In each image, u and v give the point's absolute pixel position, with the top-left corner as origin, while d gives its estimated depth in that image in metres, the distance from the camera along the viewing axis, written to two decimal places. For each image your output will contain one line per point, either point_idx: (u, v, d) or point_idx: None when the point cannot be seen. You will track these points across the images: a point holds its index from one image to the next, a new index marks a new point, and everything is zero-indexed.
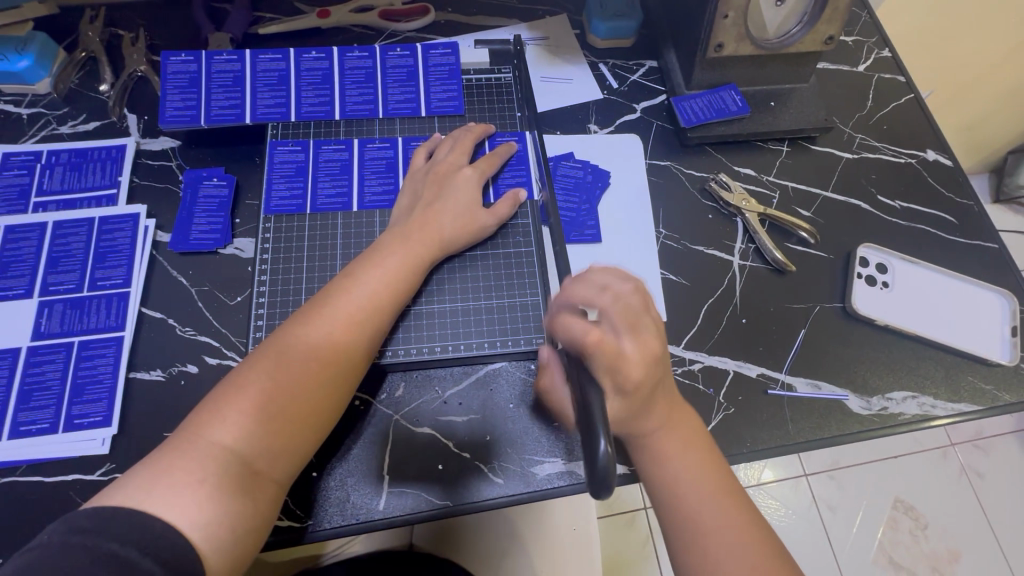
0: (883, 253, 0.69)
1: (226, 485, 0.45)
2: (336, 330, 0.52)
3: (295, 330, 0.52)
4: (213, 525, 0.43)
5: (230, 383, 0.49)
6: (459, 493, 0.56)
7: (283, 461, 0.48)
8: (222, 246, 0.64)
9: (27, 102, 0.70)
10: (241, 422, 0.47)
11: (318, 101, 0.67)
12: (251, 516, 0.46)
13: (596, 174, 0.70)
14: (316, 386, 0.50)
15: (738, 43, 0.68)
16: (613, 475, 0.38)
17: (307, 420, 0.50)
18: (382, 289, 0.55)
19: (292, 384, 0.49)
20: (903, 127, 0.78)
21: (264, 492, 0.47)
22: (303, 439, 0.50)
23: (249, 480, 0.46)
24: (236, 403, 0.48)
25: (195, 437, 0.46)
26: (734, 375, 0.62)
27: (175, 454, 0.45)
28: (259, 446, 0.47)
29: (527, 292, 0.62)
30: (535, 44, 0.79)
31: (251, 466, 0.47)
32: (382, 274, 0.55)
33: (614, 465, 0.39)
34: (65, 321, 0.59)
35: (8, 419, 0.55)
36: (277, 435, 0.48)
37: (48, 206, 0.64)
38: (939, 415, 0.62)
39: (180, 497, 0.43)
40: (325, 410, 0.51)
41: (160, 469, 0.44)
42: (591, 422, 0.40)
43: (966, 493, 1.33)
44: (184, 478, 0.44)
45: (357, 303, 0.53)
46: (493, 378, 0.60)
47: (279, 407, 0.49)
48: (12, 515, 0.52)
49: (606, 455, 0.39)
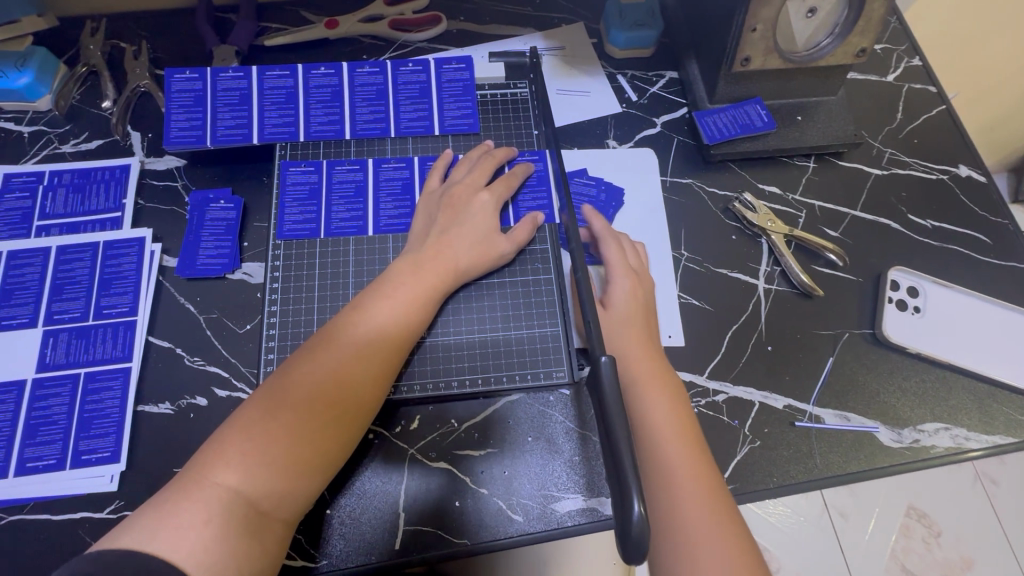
0: (915, 276, 0.66)
1: (231, 527, 0.43)
2: (345, 365, 0.50)
3: (302, 366, 0.50)
4: (219, 569, 0.41)
5: (235, 422, 0.47)
6: (476, 531, 0.54)
7: (290, 500, 0.46)
8: (230, 271, 0.62)
9: (28, 119, 0.68)
10: (246, 463, 0.45)
11: (328, 119, 0.65)
12: (257, 557, 0.44)
13: (611, 192, 0.68)
14: (323, 425, 0.48)
15: (766, 56, 0.65)
16: (645, 542, 0.37)
17: (314, 459, 0.48)
18: (391, 322, 0.53)
19: (299, 423, 0.47)
20: (934, 141, 0.75)
21: (271, 532, 0.45)
22: (311, 480, 0.48)
23: (255, 522, 0.44)
24: (241, 443, 0.46)
25: (199, 478, 0.44)
26: (760, 406, 0.60)
27: (178, 496, 0.43)
28: (264, 487, 0.45)
29: (546, 322, 0.60)
30: (550, 55, 0.76)
31: (256, 507, 0.45)
32: (392, 306, 0.53)
33: (648, 530, 0.38)
34: (70, 352, 0.57)
35: (14, 455, 0.53)
36: (284, 476, 0.46)
37: (51, 230, 0.63)
38: (972, 447, 0.60)
39: (185, 537, 0.41)
40: (334, 449, 0.49)
41: (163, 511, 0.42)
42: (624, 480, 0.39)
43: (981, 501, 1.31)
44: (188, 522, 0.42)
45: (365, 336, 0.51)
46: (511, 411, 0.58)
47: (285, 450, 0.47)
48: (20, 555, 0.51)
49: (639, 518, 0.38)
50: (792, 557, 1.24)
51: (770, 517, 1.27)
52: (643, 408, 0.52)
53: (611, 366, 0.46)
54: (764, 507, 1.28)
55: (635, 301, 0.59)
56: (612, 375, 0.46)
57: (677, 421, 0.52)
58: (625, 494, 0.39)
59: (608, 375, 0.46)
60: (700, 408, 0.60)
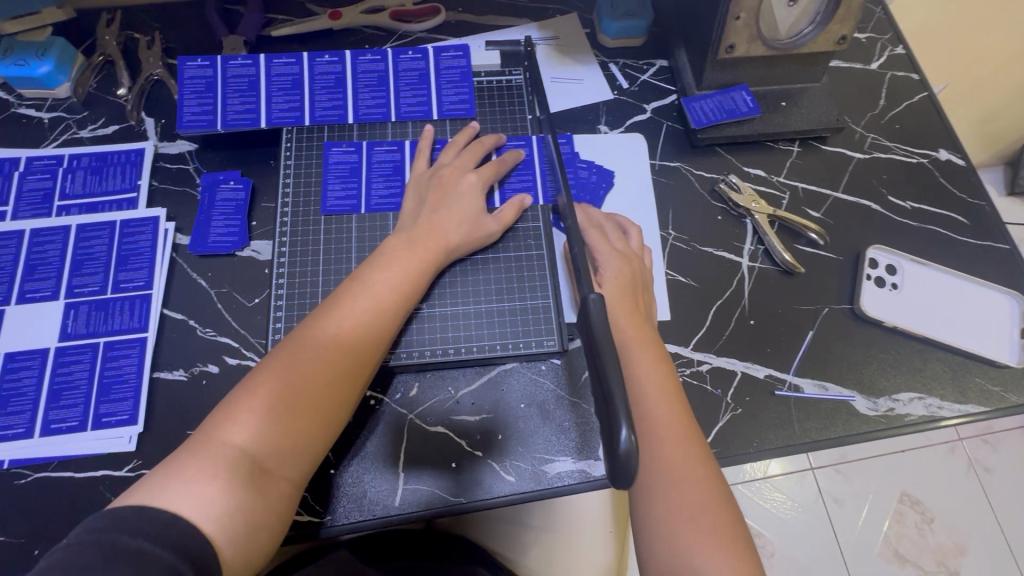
0: (893, 254, 0.69)
1: (237, 482, 0.44)
2: (343, 331, 0.52)
3: (304, 333, 0.51)
4: (226, 519, 0.43)
5: (244, 386, 0.49)
6: (471, 490, 0.57)
7: (293, 459, 0.48)
8: (239, 248, 0.65)
9: (48, 106, 0.72)
10: (253, 422, 0.47)
11: (331, 104, 0.68)
12: (264, 513, 0.45)
13: (602, 174, 0.71)
14: (324, 386, 0.49)
15: (750, 43, 0.68)
16: (634, 468, 0.35)
17: (315, 418, 0.49)
18: (389, 291, 0.55)
19: (301, 385, 0.49)
20: (915, 127, 0.78)
21: (276, 491, 0.47)
22: (314, 439, 0.49)
23: (260, 479, 0.46)
24: (248, 404, 0.47)
25: (206, 437, 0.46)
26: (742, 375, 0.63)
27: (188, 453, 0.45)
28: (269, 445, 0.47)
29: (538, 294, 0.63)
30: (544, 44, 0.79)
31: (261, 464, 0.46)
32: (387, 278, 0.55)
33: (637, 457, 0.35)
34: (90, 323, 0.61)
35: (39, 417, 0.57)
36: (288, 434, 0.47)
37: (71, 209, 0.66)
38: (946, 416, 0.63)
39: (193, 493, 0.43)
40: (334, 411, 0.50)
41: (173, 468, 0.44)
42: (612, 408, 0.36)
43: (973, 487, 1.34)
44: (196, 478, 0.44)
45: (365, 303, 0.53)
46: (505, 378, 0.61)
47: (287, 412, 0.48)
48: (46, 508, 0.55)
49: (627, 445, 0.35)
50: (784, 541, 1.27)
51: (765, 503, 1.30)
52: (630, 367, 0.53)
53: (602, 302, 0.42)
54: (760, 494, 1.30)
55: (622, 279, 0.59)
56: (602, 313, 0.42)
57: (661, 379, 0.53)
58: (614, 422, 0.36)
59: (598, 313, 0.42)
60: (685, 378, 0.63)
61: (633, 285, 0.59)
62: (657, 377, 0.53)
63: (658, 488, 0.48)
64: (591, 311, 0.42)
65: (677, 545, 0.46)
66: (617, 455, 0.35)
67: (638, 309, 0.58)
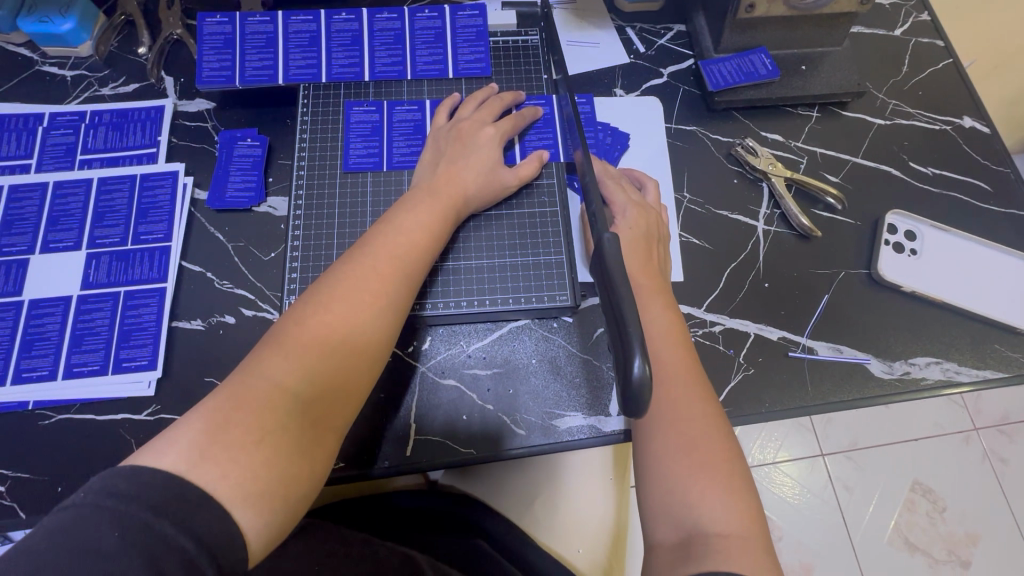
0: (913, 220, 0.68)
1: (283, 448, 0.42)
2: (382, 267, 0.51)
3: (340, 272, 0.50)
4: (270, 494, 0.40)
5: (280, 331, 0.47)
6: (480, 441, 0.58)
7: (339, 408, 0.46)
8: (256, 204, 0.66)
9: (71, 64, 0.73)
10: (300, 364, 0.45)
11: (349, 62, 0.68)
12: (306, 479, 0.43)
13: (617, 136, 0.70)
14: (365, 321, 0.48)
15: (770, 3, 0.66)
16: (649, 395, 0.35)
17: (358, 355, 0.48)
18: (421, 231, 0.54)
19: (342, 318, 0.47)
20: (939, 94, 0.76)
21: (320, 454, 0.44)
22: (359, 377, 0.48)
23: (306, 437, 0.43)
24: (290, 344, 0.45)
25: (248, 389, 0.43)
26: (755, 337, 0.63)
27: (231, 410, 0.41)
28: (317, 391, 0.45)
29: (551, 250, 0.62)
30: (561, 8, 0.78)
31: (308, 413, 0.44)
32: (418, 220, 0.55)
33: (650, 385, 0.35)
34: (111, 273, 0.62)
35: (63, 361, 0.59)
36: (334, 374, 0.46)
37: (92, 163, 0.67)
38: (962, 380, 0.62)
39: (235, 462, 0.39)
40: (379, 346, 0.49)
41: (215, 428, 0.40)
42: (626, 337, 0.36)
43: (988, 477, 1.31)
44: (238, 441, 0.40)
45: (398, 242, 0.53)
46: (516, 334, 0.62)
47: (331, 347, 0.46)
48: (68, 448, 0.56)
49: (640, 374, 0.35)
50: (793, 526, 1.26)
51: (774, 489, 1.29)
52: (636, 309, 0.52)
53: (616, 240, 0.42)
54: (768, 479, 1.30)
55: (638, 231, 0.58)
56: (617, 249, 0.42)
57: (668, 324, 0.52)
58: (628, 350, 0.36)
59: (612, 251, 0.42)
60: (697, 338, 0.63)
61: (648, 236, 0.58)
62: (666, 322, 0.52)
63: (654, 424, 0.47)
64: (606, 248, 0.42)
65: (675, 483, 0.44)
66: (630, 384, 0.36)
67: (652, 259, 0.57)
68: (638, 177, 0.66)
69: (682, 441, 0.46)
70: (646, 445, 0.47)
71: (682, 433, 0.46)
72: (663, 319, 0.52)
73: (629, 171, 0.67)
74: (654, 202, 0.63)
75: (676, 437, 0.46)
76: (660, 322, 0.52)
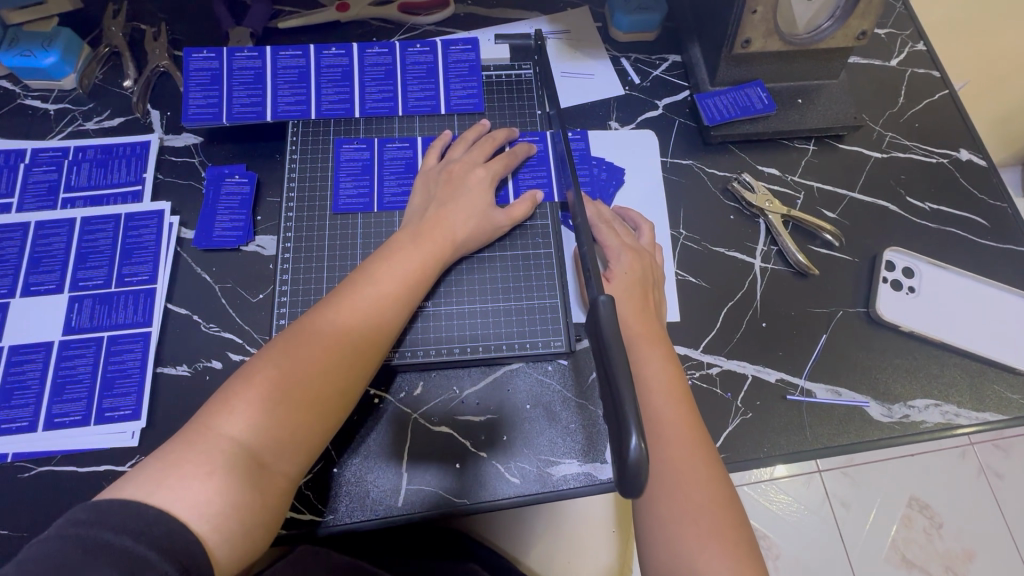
0: (911, 257, 0.67)
1: (233, 478, 0.41)
2: (349, 315, 0.50)
3: (308, 319, 0.49)
4: (222, 517, 0.40)
5: (243, 373, 0.47)
6: (473, 491, 0.56)
7: (291, 453, 0.45)
8: (244, 243, 0.65)
9: (54, 98, 0.71)
10: (251, 415, 0.44)
11: (338, 98, 0.67)
12: (261, 509, 0.43)
13: (612, 171, 0.69)
14: (324, 374, 0.47)
15: (766, 39, 0.66)
16: (645, 478, 0.34)
17: (314, 410, 0.46)
18: (395, 277, 0.53)
19: (300, 370, 0.46)
20: (936, 126, 0.75)
21: (273, 487, 0.44)
22: (313, 431, 0.46)
23: (256, 475, 0.43)
24: (247, 391, 0.45)
25: (204, 428, 0.43)
26: (753, 379, 0.62)
27: (184, 445, 0.42)
28: (267, 441, 0.44)
29: (545, 293, 0.61)
30: (555, 38, 0.77)
31: (260, 462, 0.43)
32: (394, 266, 0.53)
33: (646, 465, 0.34)
34: (94, 317, 0.61)
35: (44, 411, 0.57)
36: (285, 429, 0.45)
37: (76, 202, 0.66)
38: (962, 424, 0.61)
39: (190, 490, 0.40)
40: (337, 397, 0.48)
41: (169, 459, 0.41)
42: (622, 416, 0.36)
43: (985, 493, 1.31)
44: (192, 471, 0.41)
45: (370, 290, 0.51)
46: (510, 378, 0.60)
47: (288, 399, 0.45)
48: (48, 502, 0.55)
49: (637, 453, 0.34)
50: (791, 545, 1.25)
51: (770, 504, 1.28)
52: (635, 363, 0.51)
53: (611, 304, 0.42)
54: (765, 495, 1.28)
55: (632, 276, 0.57)
56: (612, 315, 0.41)
57: (667, 378, 0.51)
58: (624, 428, 0.35)
59: (607, 315, 0.41)
60: (694, 380, 0.62)
61: (644, 282, 0.57)
62: (666, 376, 0.51)
63: (658, 486, 0.46)
64: (600, 313, 0.41)
65: (678, 548, 0.44)
66: (627, 465, 0.35)
67: (648, 307, 0.56)
68: (631, 216, 0.65)
69: (685, 505, 0.45)
70: (648, 507, 0.46)
71: (685, 496, 0.45)
72: (660, 374, 0.51)
73: (622, 210, 0.66)
74: (648, 241, 0.63)
75: (680, 501, 0.45)
76: (658, 376, 0.51)
